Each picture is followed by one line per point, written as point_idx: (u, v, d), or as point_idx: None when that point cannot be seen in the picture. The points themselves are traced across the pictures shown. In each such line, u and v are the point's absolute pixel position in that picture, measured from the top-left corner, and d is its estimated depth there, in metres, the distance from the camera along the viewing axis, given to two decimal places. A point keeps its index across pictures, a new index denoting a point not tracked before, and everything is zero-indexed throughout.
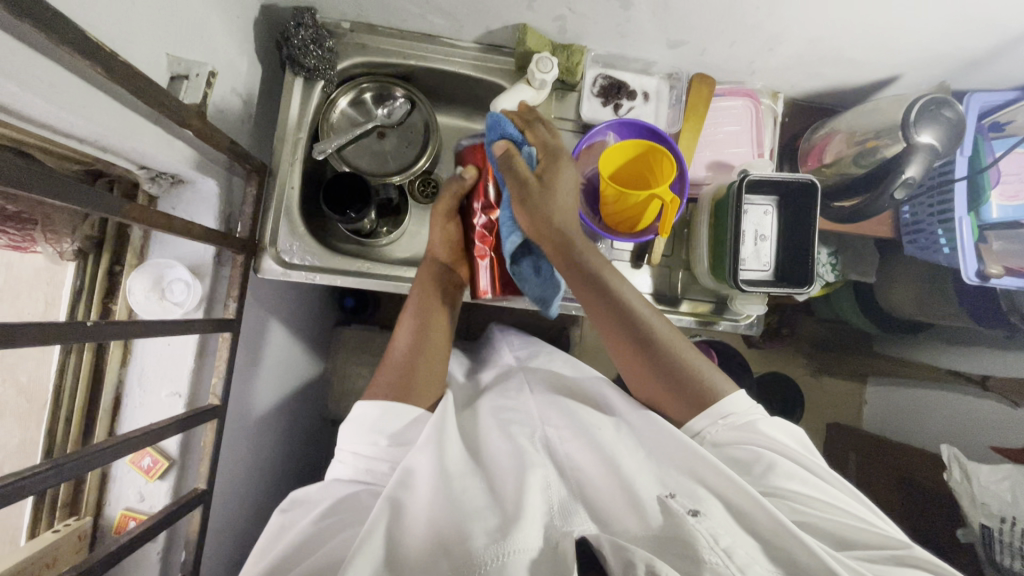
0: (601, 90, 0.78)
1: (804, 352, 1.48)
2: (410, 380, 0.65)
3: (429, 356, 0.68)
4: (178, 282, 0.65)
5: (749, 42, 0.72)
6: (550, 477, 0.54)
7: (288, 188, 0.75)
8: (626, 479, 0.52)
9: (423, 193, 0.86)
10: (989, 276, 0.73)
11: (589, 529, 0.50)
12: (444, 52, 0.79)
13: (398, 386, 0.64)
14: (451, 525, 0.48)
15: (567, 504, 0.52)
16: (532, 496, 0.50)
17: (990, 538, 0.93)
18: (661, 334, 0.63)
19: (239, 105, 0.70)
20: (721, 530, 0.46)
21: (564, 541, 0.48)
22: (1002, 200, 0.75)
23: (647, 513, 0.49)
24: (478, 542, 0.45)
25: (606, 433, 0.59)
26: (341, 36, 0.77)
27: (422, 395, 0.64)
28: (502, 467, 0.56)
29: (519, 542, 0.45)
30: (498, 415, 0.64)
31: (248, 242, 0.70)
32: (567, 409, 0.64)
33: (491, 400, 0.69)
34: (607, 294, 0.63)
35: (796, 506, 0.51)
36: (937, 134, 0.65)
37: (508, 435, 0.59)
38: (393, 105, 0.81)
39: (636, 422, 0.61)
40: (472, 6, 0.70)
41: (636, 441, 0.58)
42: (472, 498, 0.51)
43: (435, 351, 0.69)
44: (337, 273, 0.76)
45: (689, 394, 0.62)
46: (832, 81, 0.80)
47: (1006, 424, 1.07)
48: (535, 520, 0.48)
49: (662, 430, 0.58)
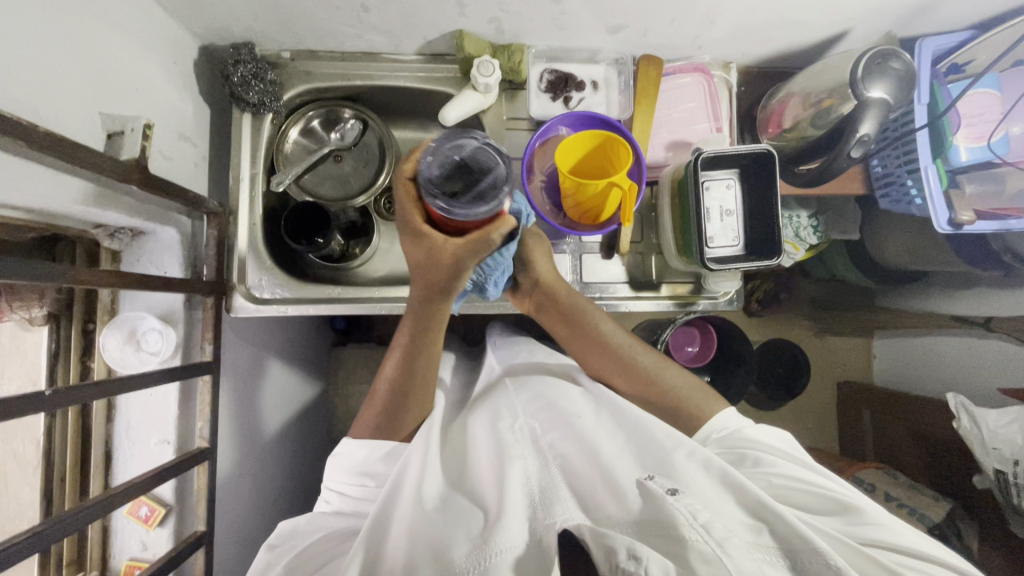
0: (549, 85, 0.77)
1: (805, 314, 1.50)
2: (395, 418, 0.65)
3: (414, 402, 0.65)
4: (151, 332, 0.66)
5: (688, 18, 0.70)
6: (529, 469, 0.54)
7: (250, 225, 0.75)
8: (605, 465, 0.52)
9: (390, 210, 0.88)
10: (962, 223, 0.70)
11: (572, 518, 0.48)
12: (387, 68, 0.78)
13: (380, 425, 0.65)
14: (432, 532, 0.50)
15: (550, 494, 0.51)
16: (511, 489, 0.51)
17: (1008, 483, 0.96)
18: (646, 366, 0.68)
19: (189, 149, 0.70)
20: (699, 506, 0.46)
21: (548, 534, 0.47)
22: (968, 142, 0.73)
23: (627, 497, 0.49)
24: (459, 551, 0.47)
25: (585, 421, 0.60)
26: (283, 65, 0.77)
27: (402, 426, 0.65)
28: (485, 467, 0.56)
29: (504, 540, 0.46)
30: (485, 419, 0.63)
31: (216, 283, 0.70)
32: (541, 393, 0.66)
33: (478, 407, 0.68)
34: (594, 339, 0.70)
35: (775, 481, 0.54)
36: (888, 87, 0.63)
37: (490, 432, 0.60)
38: (345, 128, 0.81)
39: (611, 405, 0.63)
40: (405, 19, 0.69)
41: (615, 425, 0.60)
42: (461, 506, 0.53)
43: (422, 391, 0.66)
44: (309, 303, 0.77)
45: (658, 407, 0.67)
46: (783, 46, 0.77)
47: (1015, 363, 1.09)
48: (516, 516, 0.48)
49: (642, 418, 0.59)
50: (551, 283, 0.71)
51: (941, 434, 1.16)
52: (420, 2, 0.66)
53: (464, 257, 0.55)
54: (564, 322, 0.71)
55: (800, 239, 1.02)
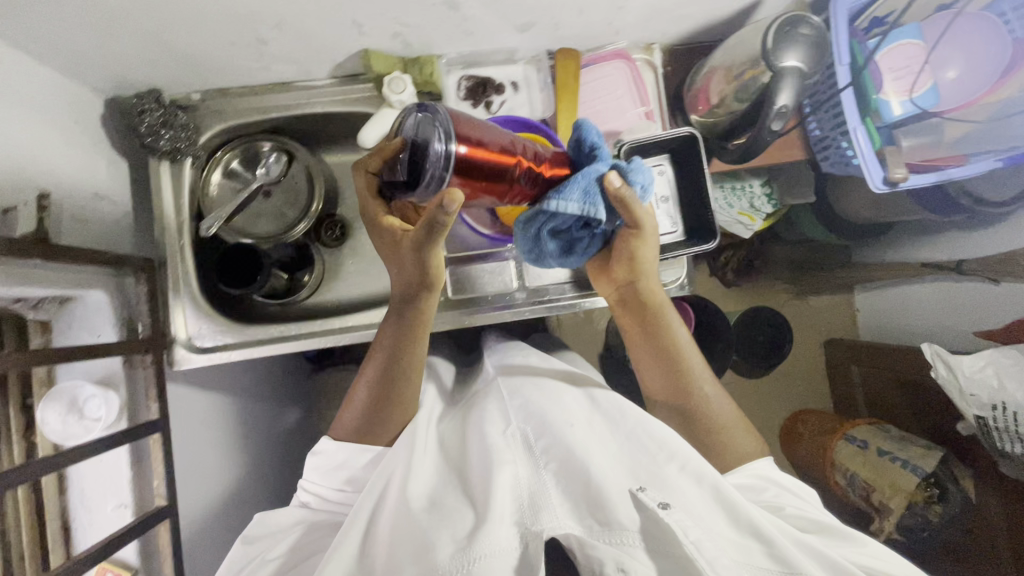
0: (468, 92, 0.76)
1: (782, 278, 1.49)
2: (372, 418, 0.65)
3: (394, 407, 0.65)
4: (92, 398, 0.64)
5: (596, 7, 0.68)
6: (520, 474, 0.53)
7: (183, 273, 0.74)
8: (595, 475, 0.50)
9: (333, 237, 0.87)
10: (896, 181, 0.69)
11: (560, 526, 0.48)
12: (302, 95, 0.77)
13: (360, 425, 0.65)
14: (417, 535, 0.50)
15: (538, 498, 0.51)
16: (500, 493, 0.50)
17: (987, 427, 0.96)
18: (706, 395, 0.67)
19: (108, 206, 0.69)
20: (690, 522, 0.47)
21: (534, 541, 0.48)
22: (899, 96, 0.71)
23: (619, 509, 0.48)
24: (444, 552, 0.47)
25: (577, 430, 0.57)
26: (195, 107, 0.75)
27: (382, 431, 0.65)
28: (474, 474, 0.56)
29: (489, 544, 0.47)
30: (475, 425, 0.63)
31: (154, 339, 0.69)
32: (524, 394, 0.65)
33: (473, 413, 0.67)
34: (663, 349, 0.69)
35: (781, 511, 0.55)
36: (801, 55, 0.61)
37: (480, 438, 0.59)
38: (268, 162, 0.79)
39: (609, 408, 0.62)
40: (307, 47, 0.67)
41: (610, 432, 0.59)
42: (450, 505, 0.53)
43: (398, 396, 0.65)
44: (253, 344, 0.75)
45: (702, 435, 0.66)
46: (701, 20, 0.75)
47: (996, 301, 1.10)
48: (505, 520, 0.49)
49: (647, 425, 0.57)
50: (643, 283, 0.68)
51: (925, 383, 1.15)
52: (315, 26, 0.63)
53: (423, 245, 0.56)
54: (641, 322, 0.70)
55: (755, 210, 1.01)
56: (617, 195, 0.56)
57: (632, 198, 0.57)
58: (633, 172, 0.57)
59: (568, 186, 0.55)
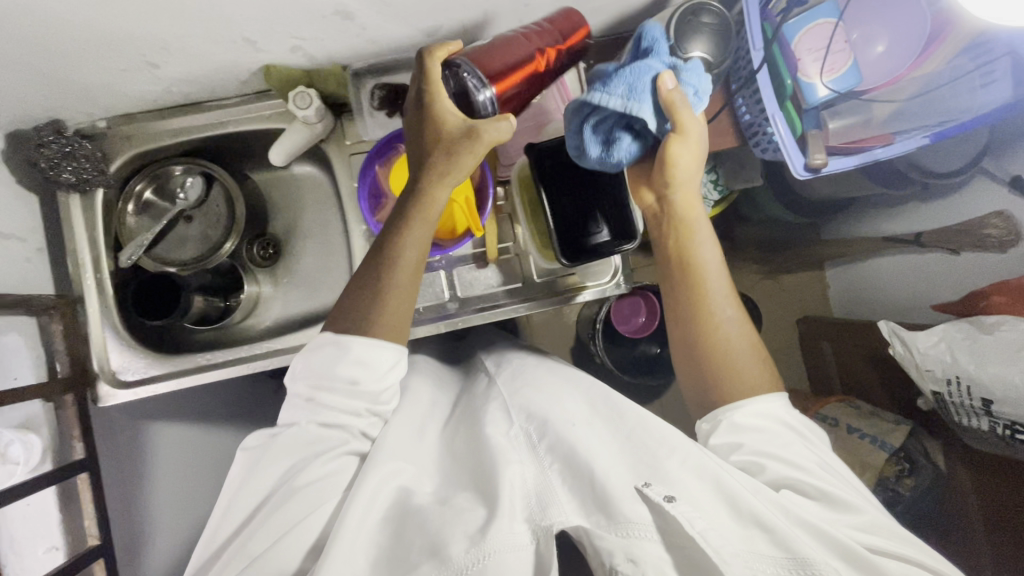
0: (381, 101, 0.73)
1: (753, 258, 1.42)
2: (372, 310, 0.58)
3: (401, 299, 0.59)
4: (12, 444, 0.62)
5: (500, 7, 0.66)
6: (527, 473, 0.51)
7: (104, 308, 0.73)
8: (598, 472, 0.48)
9: (264, 255, 0.85)
10: (817, 167, 0.69)
11: (569, 521, 0.46)
12: (214, 116, 0.75)
13: (358, 318, 0.58)
14: (425, 534, 0.47)
15: (544, 495, 0.49)
16: (506, 491, 0.48)
17: (945, 402, 0.93)
18: (725, 318, 0.61)
19: (15, 245, 0.67)
20: (696, 513, 0.44)
21: (547, 538, 0.45)
22: (824, 76, 0.69)
23: (625, 505, 0.46)
24: (456, 547, 0.45)
25: (580, 428, 0.54)
26: (102, 135, 0.73)
27: (385, 327, 0.58)
28: (474, 475, 0.53)
29: (498, 541, 0.44)
30: (476, 425, 0.60)
31: (73, 378, 0.68)
32: (522, 396, 0.62)
33: (477, 411, 0.64)
34: (685, 267, 0.62)
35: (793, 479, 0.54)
36: (706, 46, 0.60)
37: (483, 438, 0.56)
38: (186, 186, 0.77)
39: (608, 401, 0.59)
40: (203, 67, 0.65)
41: (608, 425, 0.56)
42: (457, 504, 0.50)
43: (401, 290, 0.59)
44: (179, 374, 0.74)
45: (718, 370, 0.60)
46: (615, 11, 0.73)
47: (954, 270, 1.07)
48: (512, 516, 0.46)
49: (648, 419, 0.54)
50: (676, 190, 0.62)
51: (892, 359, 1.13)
52: (203, 46, 0.61)
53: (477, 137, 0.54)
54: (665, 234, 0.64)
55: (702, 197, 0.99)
56: (668, 93, 0.55)
57: (683, 100, 0.56)
58: (690, 75, 0.57)
59: (612, 82, 0.56)
